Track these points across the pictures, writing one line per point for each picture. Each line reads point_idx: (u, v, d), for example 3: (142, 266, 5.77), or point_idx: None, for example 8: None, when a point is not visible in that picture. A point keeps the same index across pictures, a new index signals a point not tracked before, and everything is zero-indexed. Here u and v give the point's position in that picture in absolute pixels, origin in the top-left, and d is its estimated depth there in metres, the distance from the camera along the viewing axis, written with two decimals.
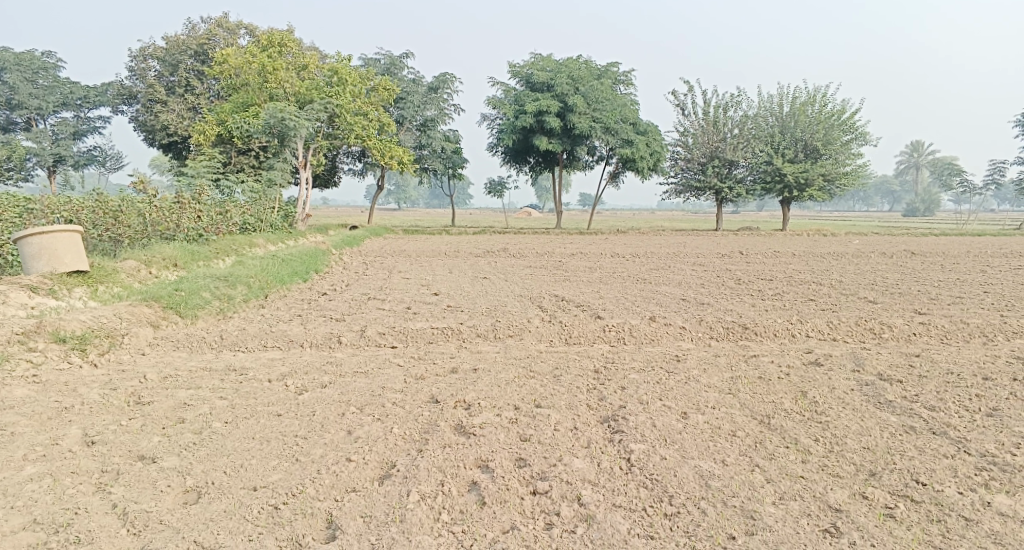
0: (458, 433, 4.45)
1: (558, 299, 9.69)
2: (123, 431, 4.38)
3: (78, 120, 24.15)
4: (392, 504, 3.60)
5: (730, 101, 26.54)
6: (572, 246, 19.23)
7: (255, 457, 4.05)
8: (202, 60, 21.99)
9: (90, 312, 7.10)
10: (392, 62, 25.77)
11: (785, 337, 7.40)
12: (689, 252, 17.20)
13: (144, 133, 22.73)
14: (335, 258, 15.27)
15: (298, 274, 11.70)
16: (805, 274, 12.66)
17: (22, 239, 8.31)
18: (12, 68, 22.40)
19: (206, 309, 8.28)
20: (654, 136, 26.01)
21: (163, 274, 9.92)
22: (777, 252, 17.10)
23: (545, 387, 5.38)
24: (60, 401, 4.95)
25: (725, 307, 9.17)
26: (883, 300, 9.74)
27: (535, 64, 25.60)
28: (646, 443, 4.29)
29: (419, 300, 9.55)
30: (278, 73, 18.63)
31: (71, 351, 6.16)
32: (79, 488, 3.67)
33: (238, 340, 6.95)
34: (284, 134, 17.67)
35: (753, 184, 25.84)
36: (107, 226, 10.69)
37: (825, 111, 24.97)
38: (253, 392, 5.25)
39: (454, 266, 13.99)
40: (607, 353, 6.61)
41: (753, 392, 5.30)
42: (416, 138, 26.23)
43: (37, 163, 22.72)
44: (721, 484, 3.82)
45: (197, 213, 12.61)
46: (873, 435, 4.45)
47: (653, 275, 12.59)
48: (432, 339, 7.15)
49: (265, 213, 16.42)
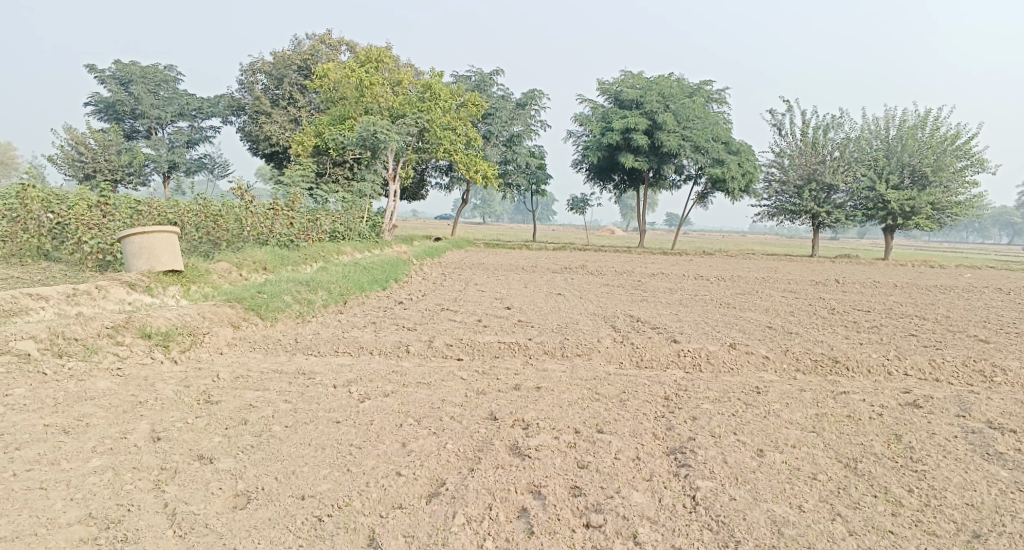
0: (513, 454, 4.26)
1: (633, 320, 9.36)
2: (187, 429, 4.49)
3: (192, 129, 25.87)
4: (436, 525, 3.47)
5: (832, 122, 25.22)
6: (655, 267, 18.71)
7: (308, 464, 4.03)
8: (305, 74, 23.11)
9: (178, 309, 7.41)
10: (482, 79, 26.20)
11: (880, 374, 6.78)
12: (780, 277, 16.38)
13: (248, 142, 24.06)
14: (416, 268, 15.46)
15: (378, 282, 11.92)
16: (908, 307, 11.72)
17: (125, 238, 8.86)
18: (138, 81, 24.36)
19: (285, 312, 8.51)
20: (747, 156, 25.03)
21: (252, 276, 10.32)
22: (878, 282, 15.95)
23: (609, 411, 5.12)
24: (137, 395, 5.15)
25: (815, 337, 8.56)
26: (997, 340, 8.82)
27: (625, 81, 25.36)
28: (714, 480, 3.96)
29: (491, 313, 9.48)
30: (374, 88, 19.33)
31: (155, 347, 6.45)
32: (137, 485, 3.77)
33: (311, 344, 7.07)
34: (375, 147, 18.21)
35: (853, 209, 24.37)
36: (207, 229, 11.29)
37: (937, 135, 23.24)
38: (317, 397, 5.28)
39: (531, 281, 13.89)
40: (681, 379, 6.25)
41: (840, 432, 4.83)
42: (502, 154, 26.45)
43: (153, 169, 24.49)
44: (795, 533, 3.45)
45: (289, 220, 13.09)
46: (979, 491, 3.92)
47: (738, 300, 12.01)
48: (499, 353, 7.01)
49: (353, 223, 16.93)
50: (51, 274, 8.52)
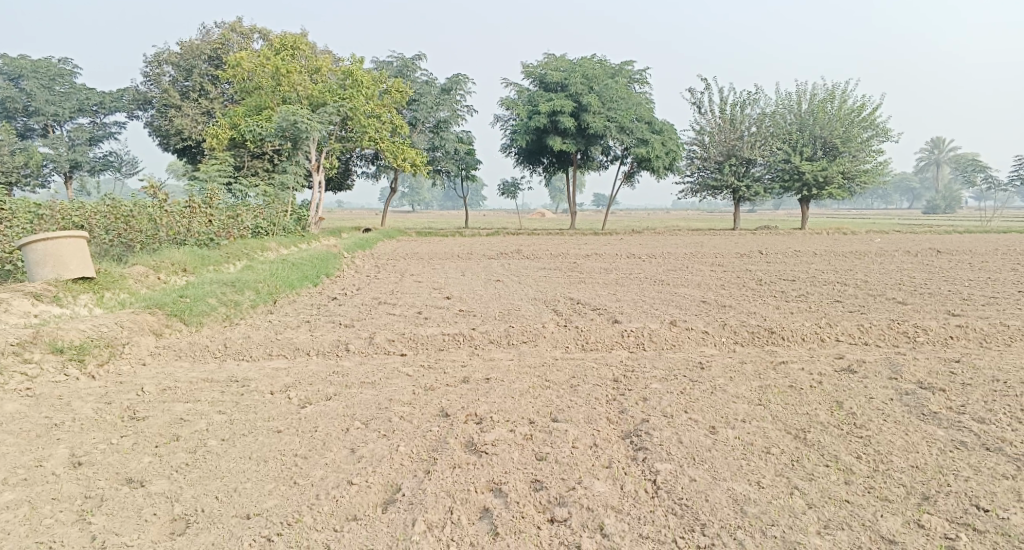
0: (468, 451, 4.13)
1: (573, 303, 9.34)
2: (112, 451, 4.12)
3: (94, 126, 24.16)
4: (395, 535, 3.30)
5: (747, 98, 26.03)
6: (587, 248, 18.86)
7: (251, 480, 3.76)
8: (215, 64, 21.94)
9: (91, 320, 6.86)
10: (404, 64, 25.60)
11: (814, 342, 7.00)
12: (707, 252, 16.79)
13: (158, 137, 22.68)
14: (347, 261, 14.99)
15: (309, 278, 11.44)
16: (829, 275, 12.22)
17: (26, 246, 8.10)
18: (29, 75, 22.55)
19: (211, 316, 8.02)
20: (670, 134, 25.54)
21: (172, 280, 9.69)
22: (798, 252, 16.61)
23: (561, 398, 5.04)
24: (51, 417, 4.69)
25: (749, 309, 8.77)
26: (914, 301, 9.29)
27: (548, 63, 25.33)
28: (672, 462, 3.95)
29: (430, 304, 9.26)
30: (291, 77, 18.51)
31: (68, 362, 5.92)
32: (58, 518, 3.41)
33: (243, 349, 6.68)
34: (296, 137, 17.48)
35: (771, 182, 25.31)
36: (118, 231, 10.53)
37: (844, 107, 24.38)
38: (254, 406, 4.96)
39: (467, 269, 13.70)
40: (627, 359, 6.25)
41: (785, 403, 4.93)
42: (428, 140, 25.98)
43: (53, 170, 22.75)
44: (758, 511, 3.48)
45: (208, 218, 12.36)
46: (922, 452, 4.07)
47: (672, 277, 12.22)
48: (443, 345, 6.83)
49: (277, 217, 16.24)
50: None
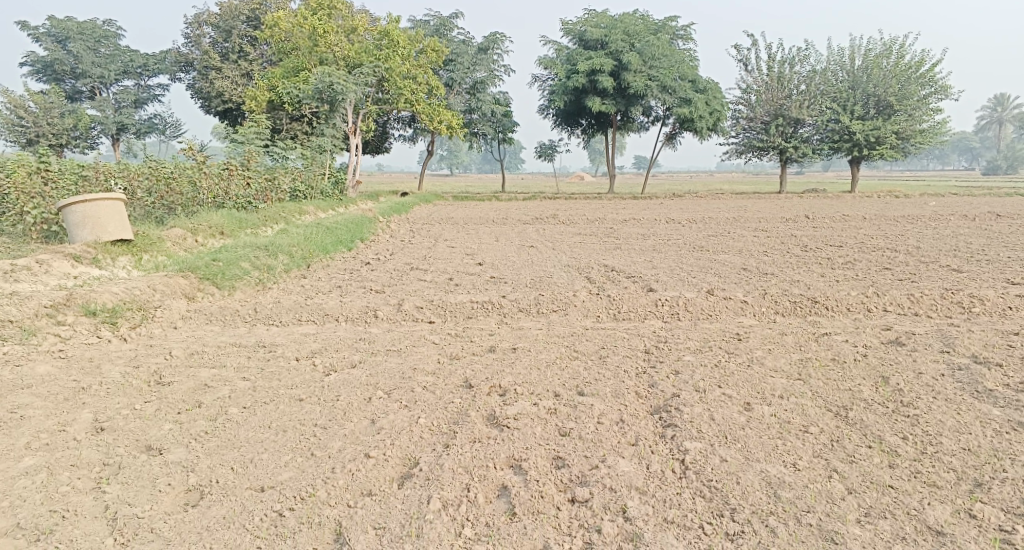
0: (490, 425, 4.00)
1: (607, 270, 9.08)
2: (135, 417, 4.12)
3: (139, 88, 24.44)
4: (408, 513, 3.22)
5: (797, 55, 24.85)
6: (625, 212, 18.44)
7: (267, 451, 3.71)
8: (254, 25, 21.86)
9: (125, 283, 6.91)
10: (441, 23, 25.13)
11: (860, 312, 6.63)
12: (750, 217, 16.20)
13: (199, 100, 22.84)
14: (383, 225, 14.97)
15: (343, 243, 11.44)
16: (878, 240, 11.65)
17: (66, 208, 8.18)
18: (75, 38, 22.89)
19: (245, 280, 8.02)
20: (714, 93, 24.55)
21: (210, 242, 9.76)
22: (846, 216, 15.92)
23: (589, 370, 4.86)
24: (79, 380, 4.72)
25: (791, 277, 8.38)
26: (970, 269, 8.75)
27: (588, 20, 24.55)
28: (702, 441, 3.75)
29: (462, 270, 9.12)
30: (328, 37, 18.26)
31: (101, 325, 5.97)
32: (75, 485, 3.42)
33: (272, 314, 6.65)
34: (333, 99, 17.35)
35: (820, 142, 24.23)
36: (160, 193, 10.61)
37: (902, 63, 23.05)
38: (278, 373, 4.92)
39: (501, 234, 13.50)
40: (660, 330, 6.01)
41: (826, 378, 4.64)
42: (466, 102, 25.61)
43: (101, 132, 23.18)
44: (793, 495, 3.27)
45: (245, 180, 12.32)
46: (974, 433, 3.77)
47: (711, 242, 11.83)
48: (472, 313, 6.69)
49: (315, 180, 16.24)
50: None
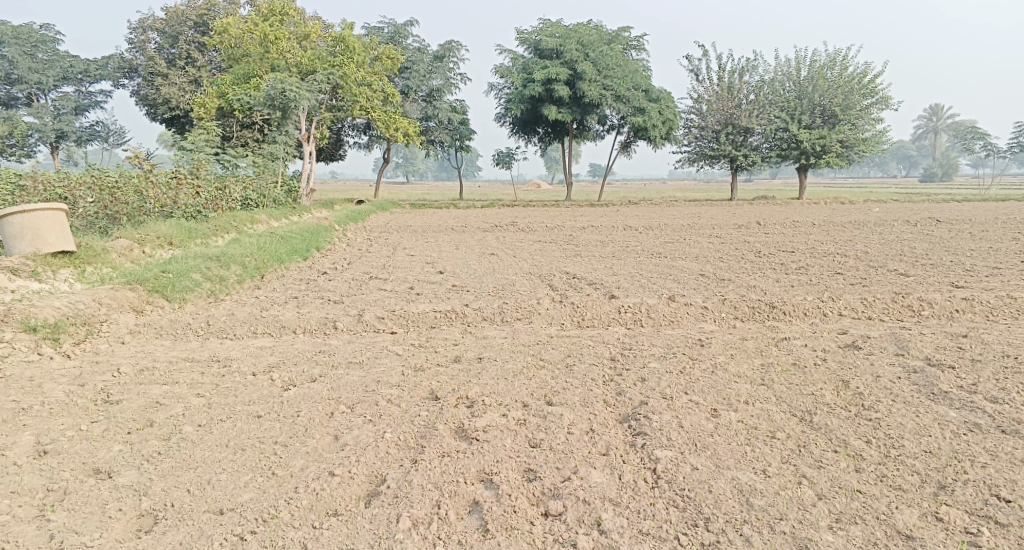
0: (458, 439, 3.91)
1: (569, 277, 9.08)
2: (81, 438, 3.89)
3: (79, 94, 23.51)
4: (377, 532, 3.11)
5: (746, 66, 25.55)
6: (583, 219, 18.56)
7: (226, 471, 3.54)
8: (202, 30, 21.29)
9: (67, 297, 6.56)
10: (396, 30, 24.95)
11: (817, 316, 6.77)
12: (705, 223, 16.48)
13: (145, 106, 22.10)
14: (339, 234, 14.69)
15: (298, 252, 11.16)
16: (829, 246, 11.98)
17: (2, 218, 7.74)
18: (10, 42, 21.90)
19: (196, 292, 7.73)
20: (667, 103, 25.00)
21: (158, 253, 9.38)
22: (797, 222, 16.36)
23: (556, 379, 4.81)
24: (19, 400, 4.43)
25: (748, 283, 8.52)
26: (916, 273, 9.05)
27: (543, 30, 24.73)
28: (673, 449, 3.75)
29: (422, 279, 8.99)
30: (280, 43, 17.89)
31: (42, 342, 5.64)
32: (16, 514, 3.20)
33: (227, 327, 6.42)
34: (285, 106, 16.98)
35: (769, 150, 24.88)
36: (104, 203, 10.15)
37: (845, 74, 23.93)
38: (235, 389, 4.73)
39: (460, 242, 13.39)
40: (624, 337, 6.01)
41: (789, 383, 4.70)
42: (422, 109, 25.46)
43: (38, 139, 22.20)
44: (765, 503, 3.29)
45: (195, 189, 11.91)
46: (934, 435, 3.86)
47: (669, 249, 11.98)
48: (434, 323, 6.59)
49: (267, 188, 15.85)
50: None
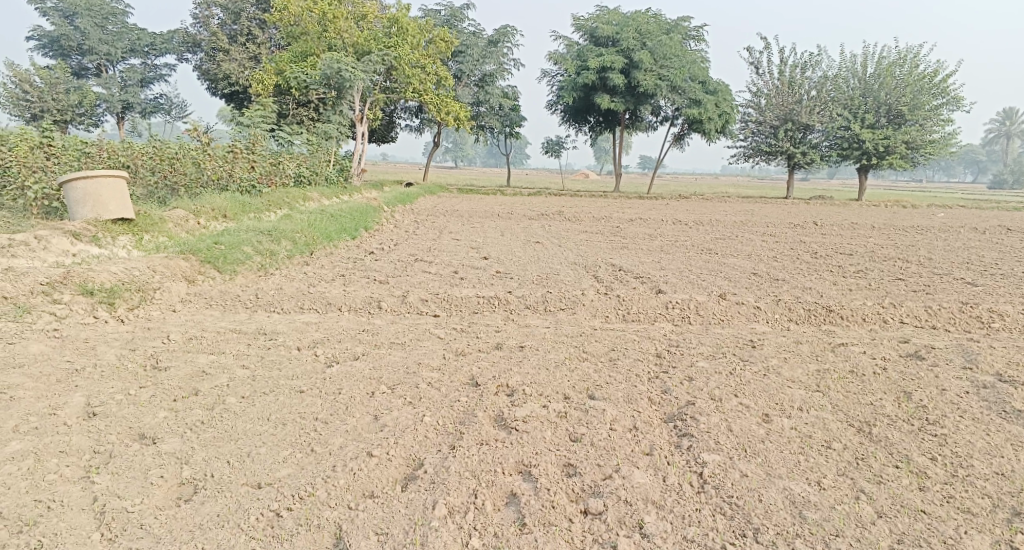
0: (497, 427, 3.83)
1: (616, 269, 8.90)
2: (129, 402, 3.95)
3: (145, 67, 24.20)
4: (413, 518, 3.06)
5: (809, 61, 24.63)
6: (631, 211, 18.23)
7: (266, 445, 3.54)
8: (264, 8, 21.63)
9: (124, 263, 6.72)
10: (452, 14, 24.91)
11: (876, 323, 6.44)
12: (759, 221, 15.99)
13: (206, 81, 22.61)
14: (387, 215, 14.78)
15: (346, 231, 11.26)
16: (890, 250, 11.46)
17: (67, 184, 7.99)
18: (83, 13, 22.62)
19: (247, 264, 7.85)
20: (724, 95, 24.27)
21: (212, 225, 9.57)
22: (856, 224, 15.71)
23: (599, 373, 4.68)
24: (73, 361, 4.55)
25: (802, 284, 8.19)
26: (984, 283, 8.56)
27: (600, 17, 24.36)
28: (720, 453, 3.60)
29: (467, 264, 8.93)
30: (338, 22, 18.01)
31: (98, 305, 5.77)
32: (63, 474, 3.26)
33: (274, 300, 6.48)
34: (341, 86, 17.13)
35: (829, 149, 23.95)
36: (164, 173, 10.39)
37: (915, 73, 22.75)
38: (279, 362, 4.75)
39: (506, 229, 13.29)
40: (671, 334, 5.83)
41: (847, 391, 4.47)
42: (473, 94, 25.41)
43: (105, 110, 22.97)
44: (819, 518, 3.14)
45: (250, 164, 12.07)
46: (1007, 457, 3.61)
47: (719, 246, 11.63)
48: (477, 308, 6.52)
49: (320, 166, 16.04)
50: None
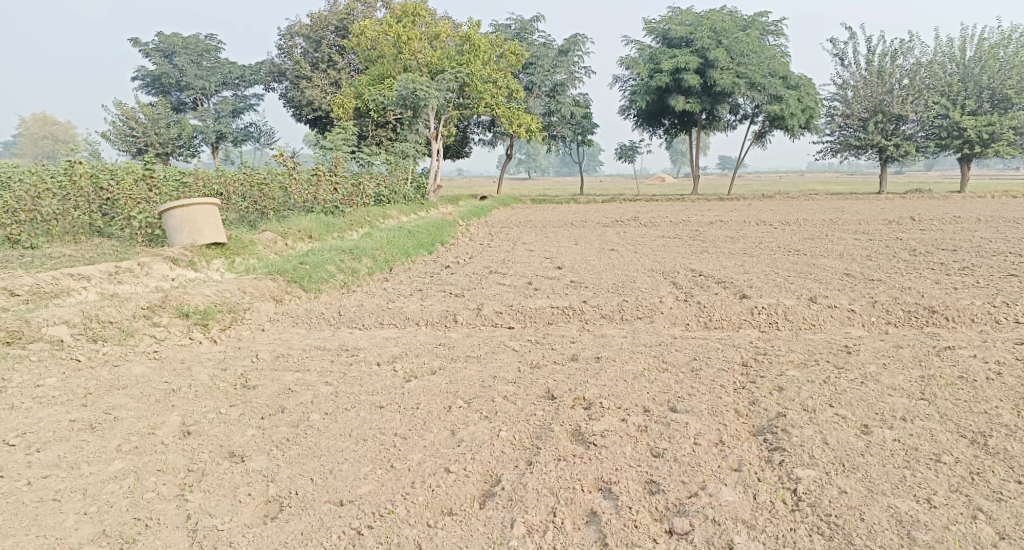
0: (575, 442, 3.74)
1: (695, 274, 8.61)
2: (220, 421, 4.12)
3: (236, 98, 25.67)
4: (491, 537, 3.02)
5: (900, 48, 23.29)
6: (711, 214, 17.68)
7: (347, 462, 3.60)
8: (343, 34, 22.54)
9: (217, 285, 7.08)
10: (522, 27, 25.13)
11: (987, 324, 5.91)
12: (850, 218, 15.13)
13: (291, 108, 23.73)
14: (462, 229, 14.97)
15: (424, 246, 11.47)
16: (999, 244, 10.56)
17: (166, 212, 8.52)
18: (181, 52, 24.27)
19: (330, 283, 8.11)
20: (808, 89, 23.21)
21: (298, 246, 9.97)
22: (959, 217, 14.62)
23: (681, 384, 4.50)
24: (170, 381, 4.80)
25: (901, 284, 7.65)
26: None
27: (672, 18, 23.94)
28: (816, 468, 3.36)
29: (542, 274, 8.89)
30: (412, 44, 18.51)
31: (193, 327, 6.10)
32: (160, 492, 3.42)
33: (356, 317, 6.64)
34: (416, 105, 17.56)
35: (925, 139, 22.45)
36: (254, 198, 10.94)
37: (1021, 53, 21.34)
38: (360, 378, 4.84)
39: (581, 237, 13.17)
40: (757, 341, 5.55)
41: (956, 399, 4.10)
42: (545, 104, 25.46)
43: (201, 140, 24.51)
44: (932, 539, 2.87)
45: (332, 186, 12.50)
46: None
47: (807, 246, 11.07)
48: (553, 319, 6.44)
49: (398, 184, 16.47)
50: (101, 251, 8.29)
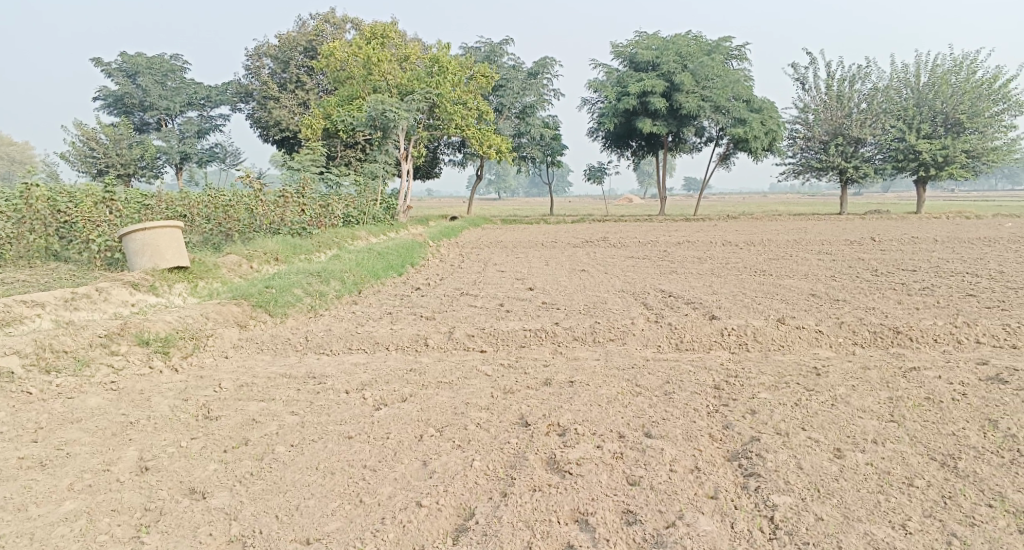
0: (550, 471, 3.67)
1: (665, 295, 8.66)
2: (180, 455, 3.95)
3: (202, 119, 25.28)
4: None
5: (858, 73, 24.02)
6: (679, 234, 17.90)
7: (315, 497, 3.47)
8: (311, 55, 22.44)
9: (179, 311, 6.87)
10: (491, 50, 25.32)
11: (949, 344, 6.03)
12: (813, 239, 15.44)
13: (258, 128, 23.45)
14: (432, 250, 14.87)
15: (393, 268, 11.35)
16: (957, 264, 10.86)
17: (126, 236, 8.27)
18: (144, 72, 23.83)
19: (297, 307, 7.94)
20: (770, 112, 23.77)
21: (265, 268, 9.78)
22: (916, 238, 15.03)
23: (655, 408, 4.47)
24: (128, 414, 4.60)
25: (865, 304, 7.78)
26: None
27: (639, 43, 24.38)
28: (792, 494, 3.35)
29: (512, 296, 8.84)
30: (382, 65, 18.46)
31: (153, 355, 5.88)
32: (114, 535, 3.25)
33: (323, 342, 6.49)
34: (385, 126, 17.48)
35: (883, 162, 23.14)
36: (218, 220, 10.72)
37: (972, 79, 22.07)
38: (327, 407, 4.70)
39: (552, 258, 13.18)
40: (728, 363, 5.56)
41: (924, 420, 4.14)
42: (515, 126, 25.60)
43: (165, 161, 24.03)
44: None
45: (300, 207, 12.30)
46: None
47: (773, 266, 11.24)
48: (524, 342, 6.38)
49: (367, 205, 16.32)
50: (58, 275, 8.00)
